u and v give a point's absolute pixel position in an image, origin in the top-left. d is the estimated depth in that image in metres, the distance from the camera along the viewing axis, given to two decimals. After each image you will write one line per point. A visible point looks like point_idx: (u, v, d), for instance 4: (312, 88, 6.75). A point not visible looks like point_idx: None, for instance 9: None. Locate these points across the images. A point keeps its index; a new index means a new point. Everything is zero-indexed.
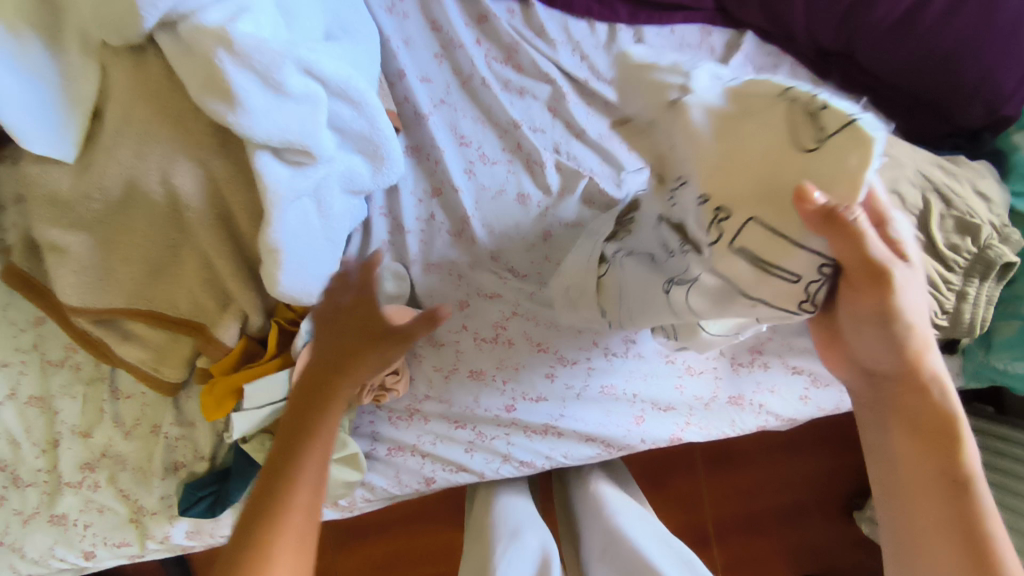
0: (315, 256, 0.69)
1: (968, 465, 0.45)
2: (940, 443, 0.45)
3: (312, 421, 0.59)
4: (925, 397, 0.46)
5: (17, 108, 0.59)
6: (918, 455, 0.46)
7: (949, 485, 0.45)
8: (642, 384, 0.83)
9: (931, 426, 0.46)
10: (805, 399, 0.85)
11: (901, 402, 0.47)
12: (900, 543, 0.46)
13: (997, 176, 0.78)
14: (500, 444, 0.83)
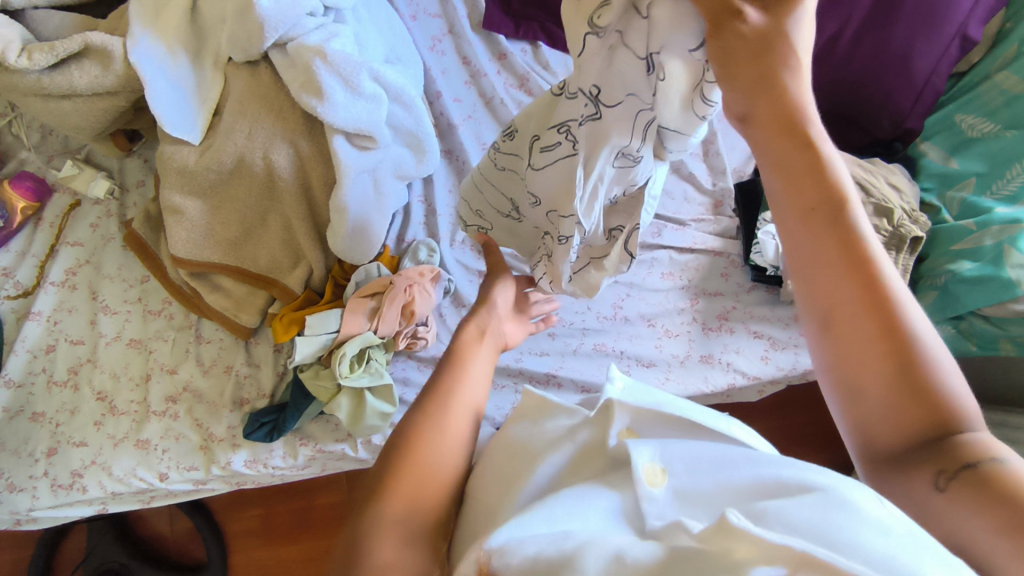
0: (370, 222, 0.89)
1: (842, 183, 0.43)
2: (813, 161, 0.43)
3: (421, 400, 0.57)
4: (796, 127, 0.43)
5: (166, 102, 0.83)
6: (800, 214, 0.44)
7: (822, 208, 0.43)
8: (626, 342, 1.00)
9: (812, 182, 0.43)
10: (766, 359, 1.01)
11: (775, 159, 0.44)
12: (799, 272, 0.45)
13: (906, 174, 0.99)
14: (509, 391, 0.98)
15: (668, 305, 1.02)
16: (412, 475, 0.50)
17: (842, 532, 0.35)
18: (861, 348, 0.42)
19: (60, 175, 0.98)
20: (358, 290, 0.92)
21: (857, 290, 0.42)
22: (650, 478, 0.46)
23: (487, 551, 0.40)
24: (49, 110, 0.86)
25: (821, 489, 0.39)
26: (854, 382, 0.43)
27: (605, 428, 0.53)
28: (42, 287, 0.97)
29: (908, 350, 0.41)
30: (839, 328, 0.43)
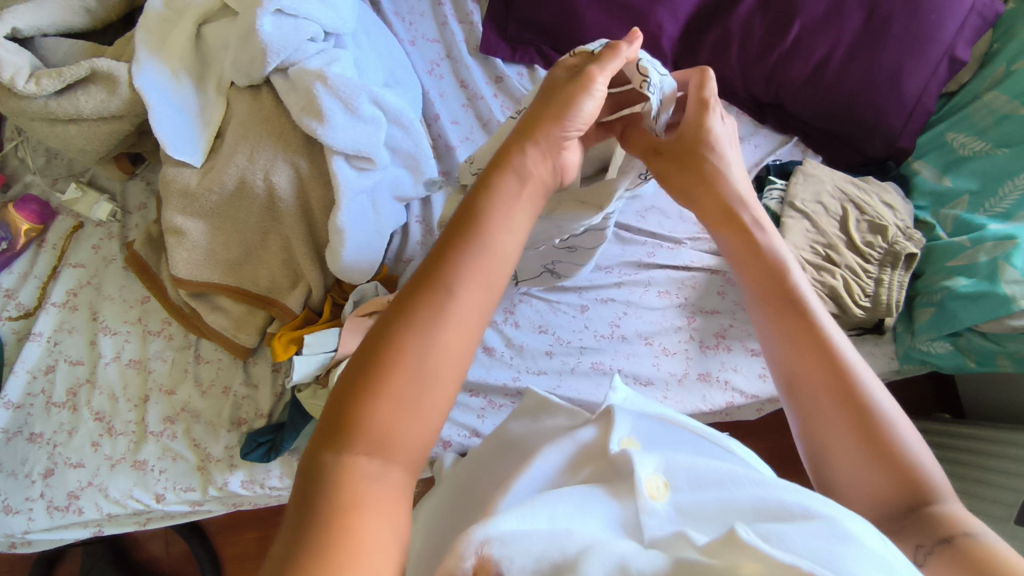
0: (367, 239, 0.90)
1: (796, 284, 0.56)
2: (775, 280, 0.56)
3: (423, 280, 0.45)
4: (750, 237, 0.59)
5: (169, 125, 0.84)
6: (770, 305, 0.55)
7: (778, 295, 0.55)
8: (625, 360, 1.00)
9: (773, 277, 0.56)
10: (764, 377, 1.01)
11: (747, 262, 0.58)
12: (776, 368, 0.54)
13: (900, 192, 1.00)
14: (507, 410, 0.99)
15: (665, 323, 1.03)
16: (439, 359, 0.43)
17: (841, 562, 0.36)
18: (835, 429, 0.49)
19: (65, 198, 1.00)
20: (357, 309, 0.92)
21: (824, 379, 0.51)
22: (653, 492, 0.48)
23: (485, 537, 0.41)
24: (55, 133, 0.88)
25: (821, 516, 0.40)
26: (834, 459, 0.49)
27: (605, 433, 0.56)
28: (43, 308, 0.98)
29: (873, 424, 0.48)
30: (815, 415, 0.51)
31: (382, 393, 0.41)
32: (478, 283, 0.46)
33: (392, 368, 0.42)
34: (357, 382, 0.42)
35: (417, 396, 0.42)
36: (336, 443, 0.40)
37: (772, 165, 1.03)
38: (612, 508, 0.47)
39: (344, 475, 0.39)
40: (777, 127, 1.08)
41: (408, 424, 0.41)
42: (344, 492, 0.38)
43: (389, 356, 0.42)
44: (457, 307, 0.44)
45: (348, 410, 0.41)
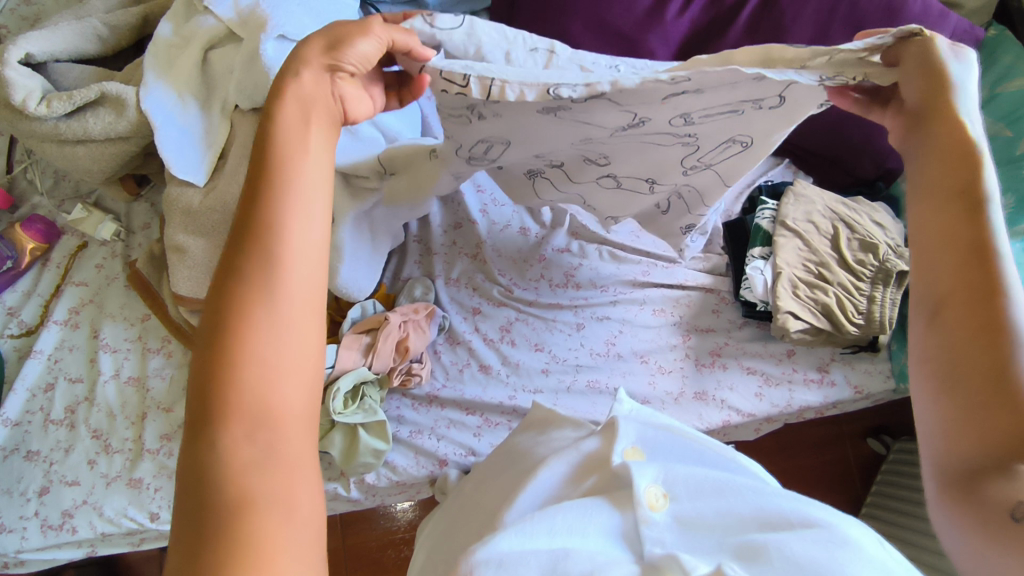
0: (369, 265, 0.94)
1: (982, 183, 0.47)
2: (964, 171, 0.48)
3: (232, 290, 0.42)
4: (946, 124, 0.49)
5: (174, 146, 0.87)
6: (933, 209, 0.48)
7: (965, 193, 0.47)
8: (620, 378, 1.01)
9: (955, 179, 0.48)
10: (760, 396, 1.01)
11: (924, 161, 0.50)
12: (920, 267, 0.49)
13: (890, 213, 1.02)
14: (503, 429, 0.99)
15: (660, 342, 1.03)
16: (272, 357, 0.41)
17: (842, 571, 0.36)
18: (966, 341, 0.44)
19: (70, 218, 1.02)
20: (354, 326, 0.94)
21: (979, 302, 0.44)
22: (652, 502, 0.47)
23: (484, 558, 0.42)
24: (63, 154, 0.90)
25: (821, 525, 0.41)
26: (954, 373, 0.44)
27: (610, 441, 0.54)
28: (45, 326, 0.99)
29: (1014, 352, 0.42)
30: (948, 323, 0.45)
31: (235, 374, 0.40)
32: (300, 233, 0.45)
33: (241, 346, 0.41)
34: (206, 370, 0.41)
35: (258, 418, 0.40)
36: (207, 426, 0.40)
37: (763, 186, 1.07)
38: (615, 513, 0.47)
39: (223, 455, 0.39)
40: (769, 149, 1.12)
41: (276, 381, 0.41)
42: (230, 470, 0.38)
43: (225, 337, 0.41)
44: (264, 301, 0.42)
45: (204, 400, 0.40)
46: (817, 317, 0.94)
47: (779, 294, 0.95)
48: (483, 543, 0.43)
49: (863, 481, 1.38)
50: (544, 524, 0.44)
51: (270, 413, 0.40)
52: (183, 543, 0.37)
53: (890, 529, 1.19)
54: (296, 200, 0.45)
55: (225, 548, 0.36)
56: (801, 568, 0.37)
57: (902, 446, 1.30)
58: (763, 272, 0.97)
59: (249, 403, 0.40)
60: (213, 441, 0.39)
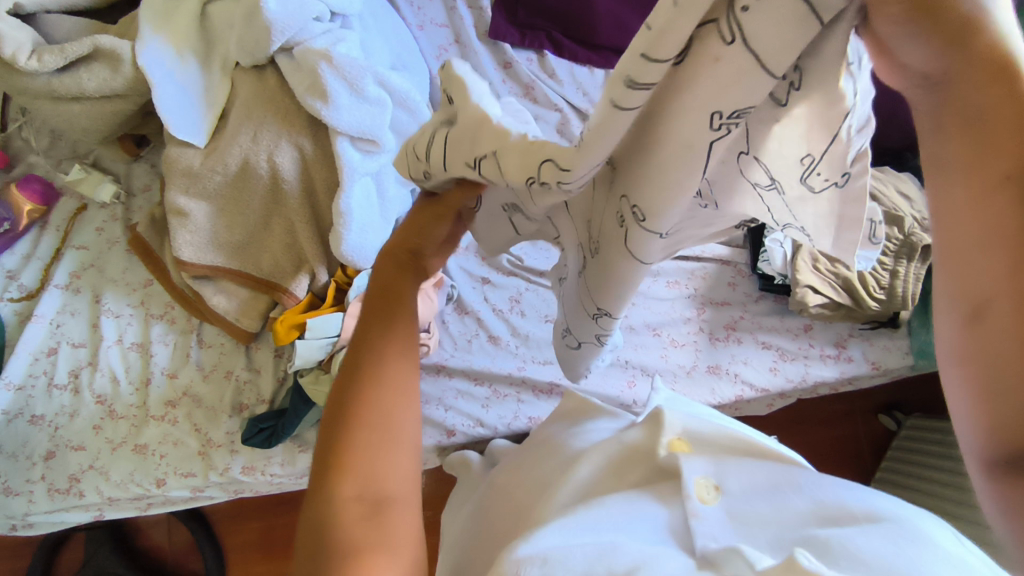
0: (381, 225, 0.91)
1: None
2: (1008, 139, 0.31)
3: (362, 355, 0.42)
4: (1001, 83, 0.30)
5: (173, 105, 0.84)
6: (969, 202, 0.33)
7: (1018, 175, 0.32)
8: (632, 352, 0.99)
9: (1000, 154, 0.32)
10: (775, 370, 0.99)
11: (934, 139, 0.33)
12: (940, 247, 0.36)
13: (917, 183, 0.97)
14: (511, 401, 0.98)
15: (675, 314, 1.01)
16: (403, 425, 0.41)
17: (915, 567, 0.34)
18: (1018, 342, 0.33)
19: (68, 179, 0.99)
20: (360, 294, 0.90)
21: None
22: (702, 494, 0.45)
23: (527, 555, 0.40)
24: (58, 112, 0.87)
25: (889, 519, 0.39)
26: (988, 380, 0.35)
27: (653, 433, 0.52)
28: (46, 289, 0.97)
29: None
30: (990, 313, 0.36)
31: (353, 424, 0.39)
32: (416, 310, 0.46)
33: (368, 391, 0.41)
34: (330, 421, 0.40)
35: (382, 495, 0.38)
36: (323, 482, 0.38)
37: None
38: (658, 513, 0.45)
39: (336, 510, 0.37)
40: None
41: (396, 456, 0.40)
42: (344, 530, 0.36)
43: (354, 397, 0.40)
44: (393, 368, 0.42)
45: (324, 471, 0.39)
46: (838, 291, 0.92)
47: (799, 266, 0.91)
48: (525, 539, 0.41)
49: (875, 454, 1.37)
50: (585, 525, 0.43)
51: (382, 472, 0.39)
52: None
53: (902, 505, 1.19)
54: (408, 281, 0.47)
55: None
56: (866, 563, 0.35)
57: (914, 422, 1.29)
58: (783, 243, 0.93)
59: (363, 457, 0.39)
60: (330, 488, 0.38)
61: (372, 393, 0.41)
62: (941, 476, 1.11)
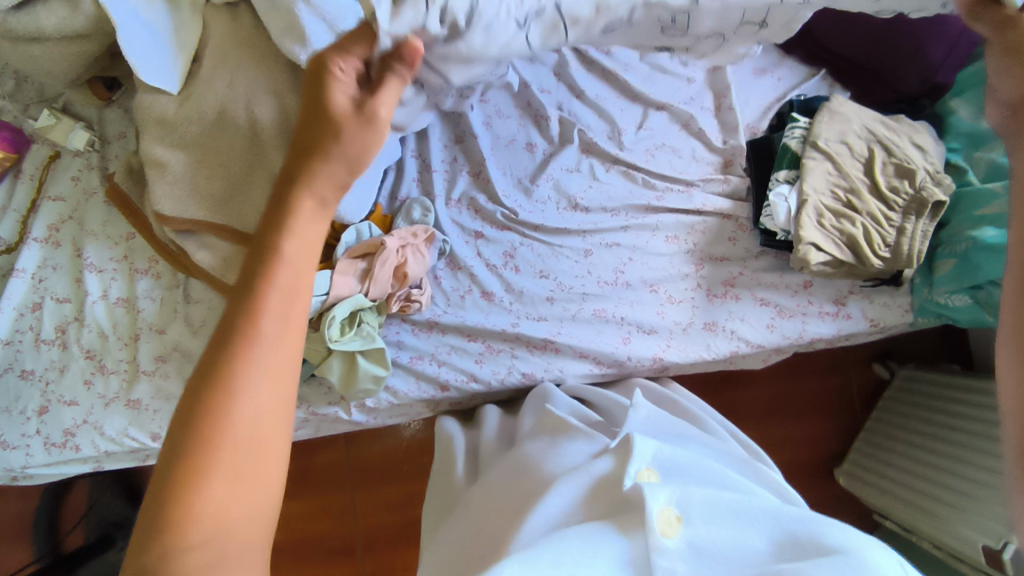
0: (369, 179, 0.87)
1: None
2: None
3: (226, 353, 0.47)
4: None
5: (141, 47, 0.77)
6: None
7: None
8: (628, 308, 0.98)
9: None
10: (772, 327, 0.98)
11: None
12: None
13: (932, 132, 0.92)
14: (505, 357, 0.98)
15: (672, 270, 0.99)
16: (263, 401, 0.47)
17: None
18: None
19: (37, 125, 0.94)
20: (349, 251, 0.88)
21: None
22: (664, 527, 0.48)
23: None
24: (20, 55, 0.81)
25: (840, 550, 0.44)
26: None
27: (623, 463, 0.55)
28: (25, 244, 0.94)
29: None
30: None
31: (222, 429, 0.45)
32: (280, 329, 0.49)
33: (223, 422, 0.45)
34: (174, 451, 0.44)
35: (240, 478, 0.45)
36: (185, 480, 0.43)
37: (796, 101, 0.97)
38: (622, 545, 0.49)
39: (204, 511, 0.43)
40: (804, 58, 1.02)
41: (256, 451, 0.46)
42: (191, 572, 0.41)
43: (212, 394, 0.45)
44: (253, 367, 0.47)
45: (176, 466, 0.43)
46: (841, 249, 0.89)
47: (802, 224, 0.88)
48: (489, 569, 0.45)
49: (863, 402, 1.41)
50: (547, 551, 0.47)
51: (239, 471, 0.45)
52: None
53: (889, 455, 1.22)
54: (285, 279, 0.50)
55: None
56: None
57: (907, 373, 1.30)
58: (787, 201, 0.90)
59: (216, 496, 0.43)
60: (180, 513, 0.42)
61: (228, 428, 0.45)
62: (931, 430, 1.14)
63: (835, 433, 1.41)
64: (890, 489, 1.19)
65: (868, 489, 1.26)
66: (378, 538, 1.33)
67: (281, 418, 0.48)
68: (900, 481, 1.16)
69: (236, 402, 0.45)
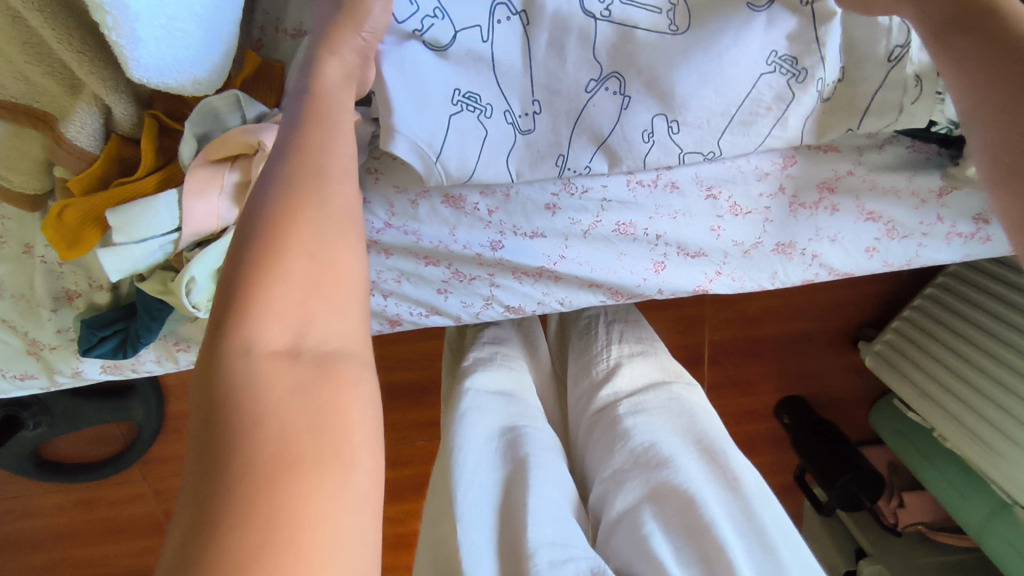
0: (214, 20, 0.45)
1: None
2: None
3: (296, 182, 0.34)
4: None
5: None
6: None
7: None
8: (670, 222, 0.64)
9: None
10: (872, 252, 0.67)
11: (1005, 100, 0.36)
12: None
13: None
14: (481, 287, 0.67)
15: (745, 166, 0.62)
16: (326, 248, 0.33)
17: None
18: None
19: None
20: (202, 153, 0.49)
21: None
22: None
23: None
24: None
25: None
26: None
27: None
28: None
29: None
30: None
31: (283, 239, 0.32)
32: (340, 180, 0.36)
33: (283, 234, 0.32)
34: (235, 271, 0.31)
35: (316, 329, 0.31)
36: (240, 311, 0.30)
37: None
38: None
39: (264, 364, 0.29)
40: None
41: (319, 282, 0.31)
42: (274, 402, 0.27)
43: (270, 220, 0.32)
44: (318, 208, 0.34)
45: (237, 293, 0.30)
46: None
47: None
48: None
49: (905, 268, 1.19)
50: None
51: (311, 320, 0.31)
52: (187, 526, 0.24)
53: (934, 348, 1.02)
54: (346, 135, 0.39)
55: (249, 495, 0.24)
56: None
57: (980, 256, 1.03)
58: None
59: (286, 323, 0.30)
60: (243, 348, 0.29)
61: (297, 246, 0.32)
62: (979, 342, 0.96)
63: (867, 302, 1.21)
64: (928, 389, 1.00)
65: (893, 377, 1.09)
66: None
67: (355, 230, 0.35)
68: (943, 384, 0.98)
69: (302, 221, 0.32)
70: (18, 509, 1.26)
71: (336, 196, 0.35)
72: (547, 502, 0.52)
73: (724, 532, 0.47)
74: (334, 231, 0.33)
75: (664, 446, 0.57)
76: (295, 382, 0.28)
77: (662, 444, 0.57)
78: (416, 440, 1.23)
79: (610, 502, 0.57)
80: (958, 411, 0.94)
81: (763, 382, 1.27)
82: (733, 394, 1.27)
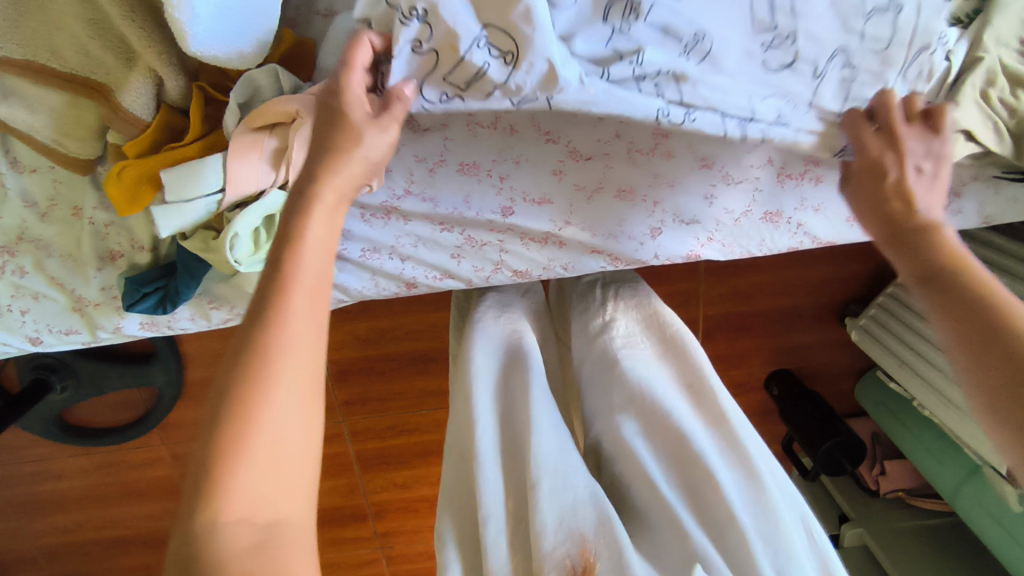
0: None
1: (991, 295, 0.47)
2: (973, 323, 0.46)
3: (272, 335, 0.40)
4: None
5: None
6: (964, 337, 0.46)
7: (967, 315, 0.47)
8: (666, 190, 0.69)
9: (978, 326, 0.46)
10: (853, 222, 0.73)
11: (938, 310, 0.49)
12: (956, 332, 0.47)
13: None
14: (492, 251, 0.72)
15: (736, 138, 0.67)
16: (295, 402, 0.39)
17: None
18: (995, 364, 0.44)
19: None
20: (246, 121, 0.54)
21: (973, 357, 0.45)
22: None
23: None
24: None
25: None
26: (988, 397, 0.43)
27: None
28: None
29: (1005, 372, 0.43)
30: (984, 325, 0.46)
31: (261, 392, 0.38)
32: (313, 322, 0.42)
33: (256, 393, 0.38)
34: (205, 438, 0.37)
35: (278, 480, 0.37)
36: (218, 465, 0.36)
37: None
38: None
39: (228, 520, 0.35)
40: None
41: (283, 442, 0.38)
42: (227, 562, 0.34)
43: (245, 376, 0.39)
44: (288, 368, 0.39)
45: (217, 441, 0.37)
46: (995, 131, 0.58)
47: (959, 97, 0.56)
48: None
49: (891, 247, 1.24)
50: None
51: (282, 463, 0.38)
52: None
53: (914, 321, 1.08)
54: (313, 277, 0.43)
55: None
56: None
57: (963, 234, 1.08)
58: (950, 57, 0.56)
59: (248, 484, 0.36)
60: (200, 525, 0.35)
61: (253, 424, 0.37)
62: None
63: (854, 279, 1.27)
64: (908, 359, 1.06)
65: (876, 348, 1.15)
66: (347, 372, 1.21)
67: (313, 404, 0.40)
68: (920, 353, 1.04)
69: (273, 380, 0.39)
70: (42, 470, 1.33)
71: (302, 359, 0.40)
72: (548, 440, 0.58)
73: (712, 460, 0.56)
74: (291, 409, 0.39)
75: (658, 386, 0.66)
76: (257, 523, 0.36)
77: (658, 385, 0.66)
78: (422, 408, 1.29)
79: (612, 436, 0.65)
80: (934, 379, 1.00)
81: (753, 355, 1.33)
82: (724, 367, 1.34)
